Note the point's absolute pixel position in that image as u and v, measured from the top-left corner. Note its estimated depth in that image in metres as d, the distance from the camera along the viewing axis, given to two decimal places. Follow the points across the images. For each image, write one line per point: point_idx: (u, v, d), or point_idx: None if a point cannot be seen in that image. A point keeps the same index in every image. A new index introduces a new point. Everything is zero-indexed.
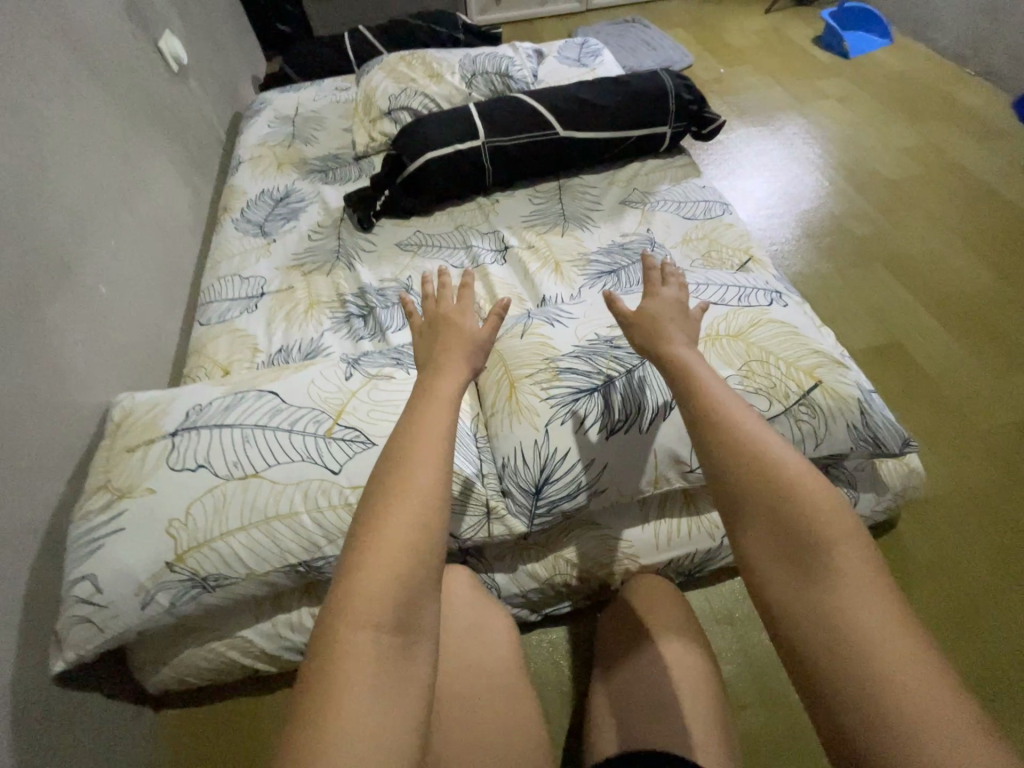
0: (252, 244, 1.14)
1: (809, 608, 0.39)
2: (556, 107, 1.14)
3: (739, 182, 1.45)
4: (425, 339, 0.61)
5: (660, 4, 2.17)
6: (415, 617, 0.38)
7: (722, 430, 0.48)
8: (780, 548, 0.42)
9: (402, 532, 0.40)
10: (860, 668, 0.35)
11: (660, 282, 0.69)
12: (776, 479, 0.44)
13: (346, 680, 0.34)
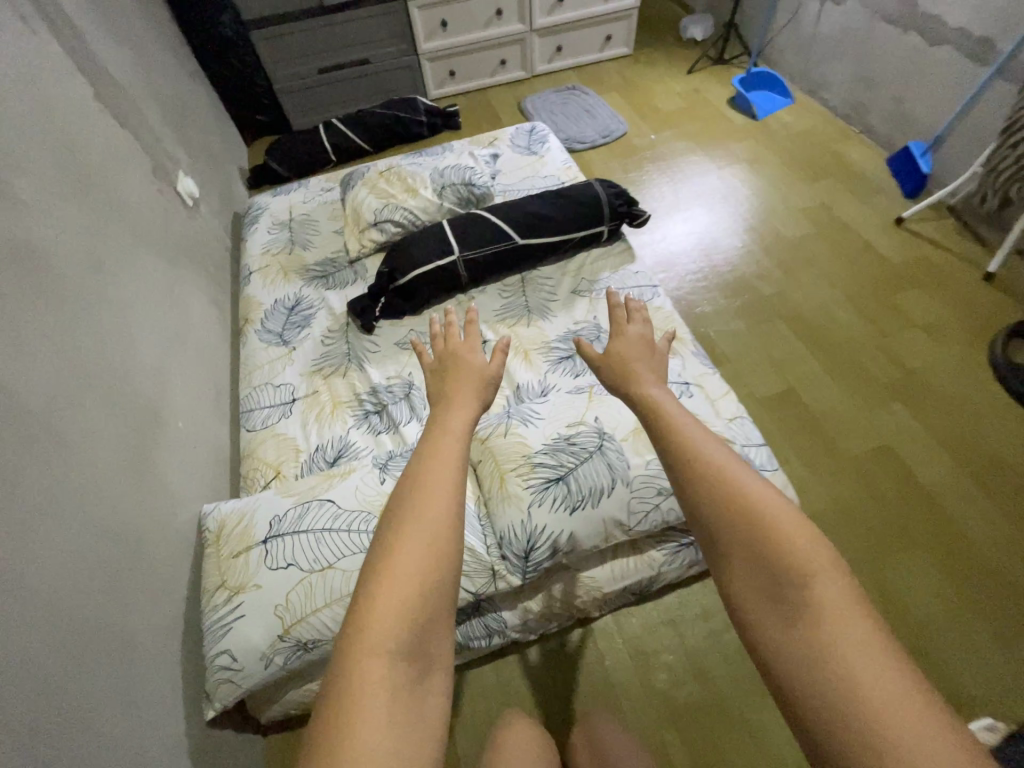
0: (277, 353, 1.39)
1: (783, 635, 0.46)
2: (514, 221, 1.41)
3: (666, 239, 1.76)
4: (437, 371, 0.86)
5: (596, 67, 2.44)
6: (425, 647, 0.51)
7: (700, 477, 0.57)
8: (756, 578, 0.49)
9: (408, 575, 0.52)
10: (821, 682, 0.42)
11: (626, 321, 0.92)
12: (756, 523, 0.52)
13: (359, 695, 0.46)
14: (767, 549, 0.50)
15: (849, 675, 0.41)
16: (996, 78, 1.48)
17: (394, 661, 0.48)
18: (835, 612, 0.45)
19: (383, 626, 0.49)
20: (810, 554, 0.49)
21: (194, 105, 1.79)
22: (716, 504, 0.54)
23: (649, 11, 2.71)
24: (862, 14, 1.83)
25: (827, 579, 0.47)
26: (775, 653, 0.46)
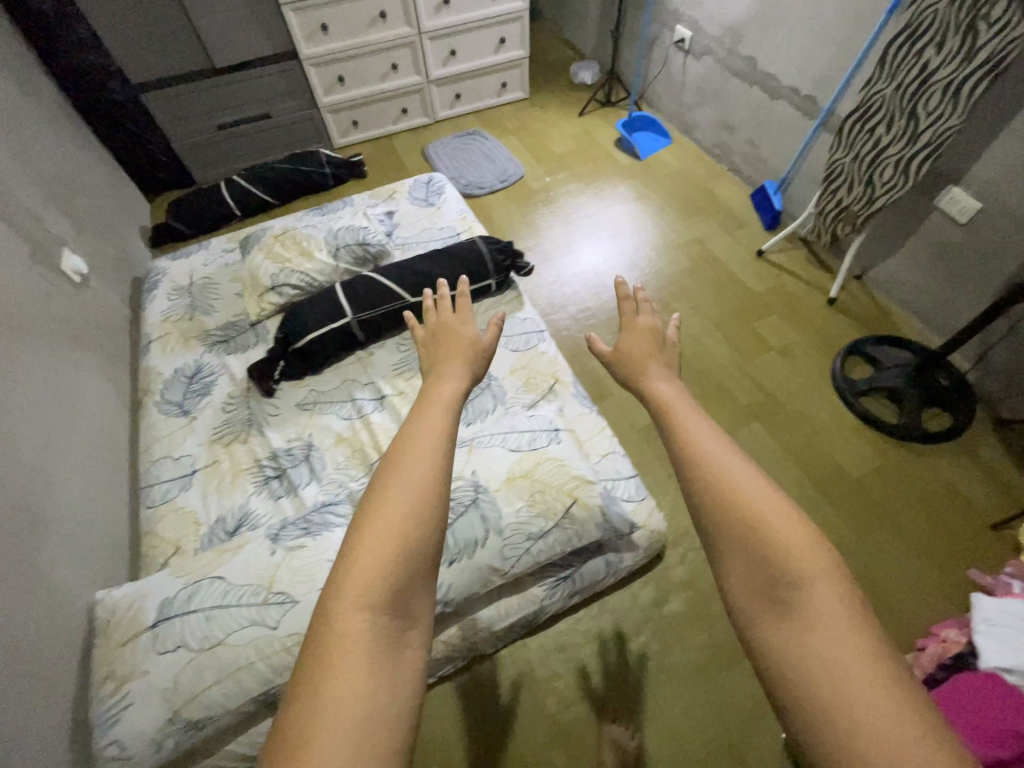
0: (176, 423, 1.40)
1: (778, 628, 0.48)
2: (404, 281, 1.49)
3: (569, 266, 1.95)
4: (435, 347, 0.91)
5: (495, 111, 2.58)
6: (406, 603, 0.55)
7: (706, 478, 0.58)
8: (757, 575, 0.51)
9: (390, 533, 0.56)
10: (808, 676, 0.44)
11: (634, 314, 0.92)
12: (760, 527, 0.53)
13: (340, 644, 0.49)
14: (768, 546, 0.52)
15: (834, 667, 0.44)
16: (821, 130, 1.71)
17: (375, 613, 0.52)
18: (832, 615, 0.47)
19: (364, 580, 0.53)
20: (807, 554, 0.51)
21: (81, 174, 1.77)
22: (717, 497, 0.57)
23: (544, 54, 2.88)
24: (717, 68, 2.04)
25: (827, 581, 0.49)
26: (768, 640, 0.48)
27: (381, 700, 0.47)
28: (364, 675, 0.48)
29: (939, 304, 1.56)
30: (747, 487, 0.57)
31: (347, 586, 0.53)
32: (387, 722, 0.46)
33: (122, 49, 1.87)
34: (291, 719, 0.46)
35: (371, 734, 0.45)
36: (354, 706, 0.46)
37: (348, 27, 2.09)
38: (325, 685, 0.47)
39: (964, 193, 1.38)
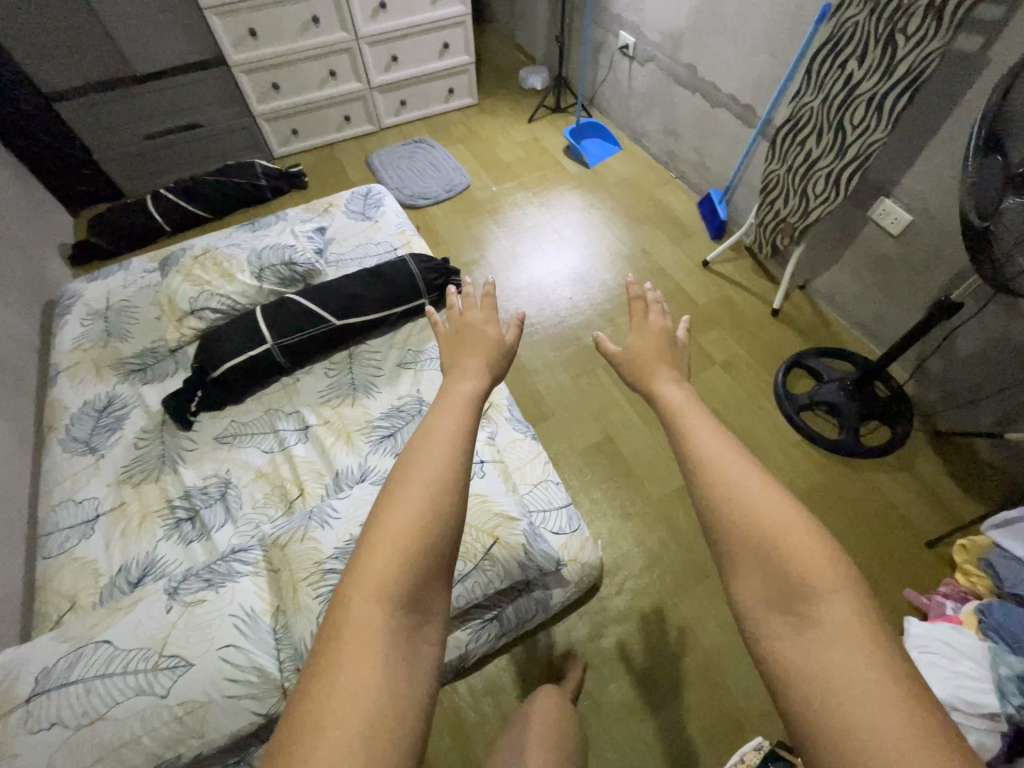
0: (82, 463, 1.30)
1: (782, 635, 0.48)
2: (330, 304, 1.42)
3: (522, 272, 1.91)
4: (453, 343, 0.96)
5: (442, 118, 2.51)
6: (423, 598, 0.58)
7: (713, 479, 0.58)
8: (765, 583, 0.51)
9: (401, 531, 0.59)
10: (806, 686, 0.44)
11: (645, 312, 0.93)
12: (767, 535, 0.53)
13: (355, 631, 0.53)
14: (776, 555, 0.51)
15: (834, 682, 0.44)
16: (760, 139, 1.69)
17: (389, 607, 0.56)
18: (841, 629, 0.46)
19: (379, 577, 0.56)
20: (817, 565, 0.50)
21: None
22: (724, 501, 0.56)
23: (494, 58, 2.82)
24: (661, 75, 2.01)
25: (837, 597, 0.48)
26: (772, 648, 0.48)
27: (390, 691, 0.50)
28: (377, 666, 0.51)
29: (877, 315, 1.56)
30: (756, 494, 0.56)
31: (363, 582, 0.56)
32: (396, 712, 0.50)
33: (30, 59, 1.73)
34: (308, 702, 0.49)
35: (378, 724, 0.48)
36: (365, 696, 0.49)
37: (278, 33, 1.99)
38: (338, 675, 0.51)
39: (895, 205, 1.37)
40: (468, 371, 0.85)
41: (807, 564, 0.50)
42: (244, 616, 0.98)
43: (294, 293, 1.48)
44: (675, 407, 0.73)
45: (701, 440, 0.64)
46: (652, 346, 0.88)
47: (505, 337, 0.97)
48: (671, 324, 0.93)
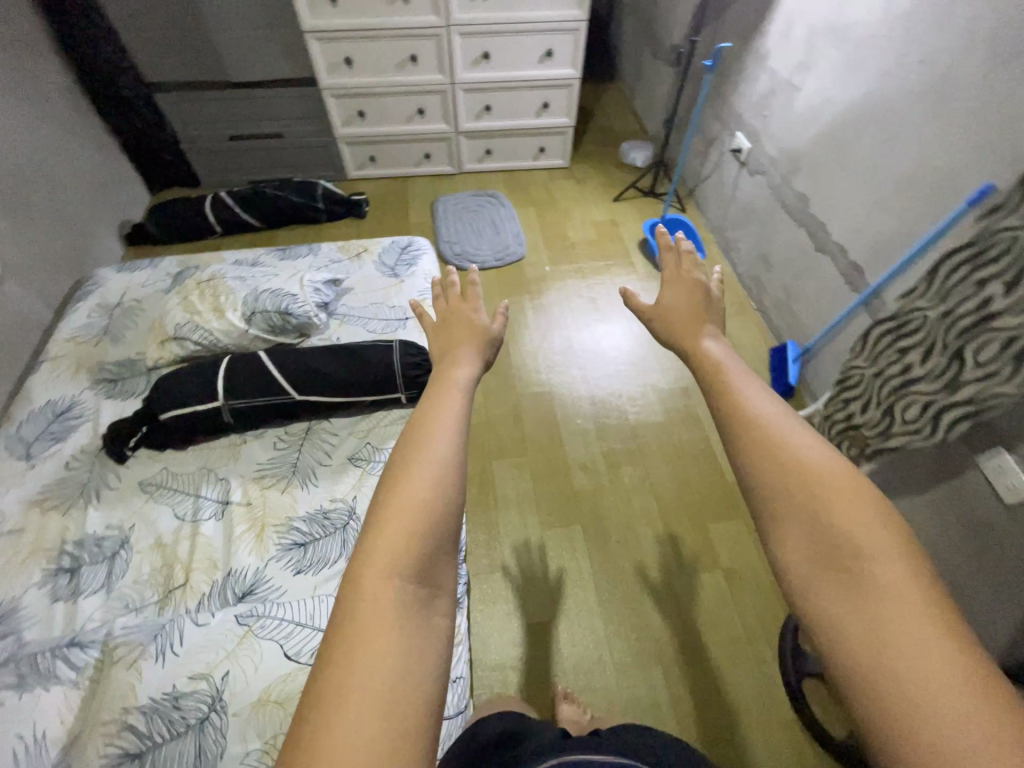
0: (11, 469, 1.27)
1: (835, 596, 0.42)
2: (294, 376, 1.30)
3: (554, 368, 1.71)
4: (443, 331, 0.86)
5: (525, 176, 2.36)
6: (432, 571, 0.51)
7: (755, 439, 0.51)
8: (810, 537, 0.45)
9: (416, 498, 0.53)
10: (864, 652, 0.39)
11: (675, 266, 0.83)
12: (813, 492, 0.46)
13: (369, 611, 0.47)
14: (827, 517, 0.45)
15: (897, 641, 0.38)
16: (862, 309, 1.33)
17: (397, 588, 0.49)
18: (904, 600, 0.40)
19: (383, 552, 0.50)
20: (876, 527, 0.44)
21: (53, 167, 1.71)
22: (769, 465, 0.49)
23: (605, 121, 2.62)
24: (767, 193, 1.71)
25: (889, 556, 0.42)
26: (831, 628, 0.41)
27: (410, 675, 0.45)
28: (386, 647, 0.45)
29: (952, 583, 1.16)
30: (803, 451, 0.50)
31: (366, 558, 0.49)
32: (413, 696, 0.44)
33: (140, 51, 1.80)
34: (313, 698, 0.43)
35: (401, 705, 0.43)
36: (374, 683, 0.43)
37: (373, 65, 1.94)
38: (346, 670, 0.44)
39: (1016, 467, 0.99)
40: (465, 353, 0.77)
41: (865, 527, 0.44)
42: (29, 742, 0.86)
43: (271, 351, 1.38)
44: (711, 360, 0.65)
45: (739, 402, 0.56)
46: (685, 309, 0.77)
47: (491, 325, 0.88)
48: (704, 274, 0.81)
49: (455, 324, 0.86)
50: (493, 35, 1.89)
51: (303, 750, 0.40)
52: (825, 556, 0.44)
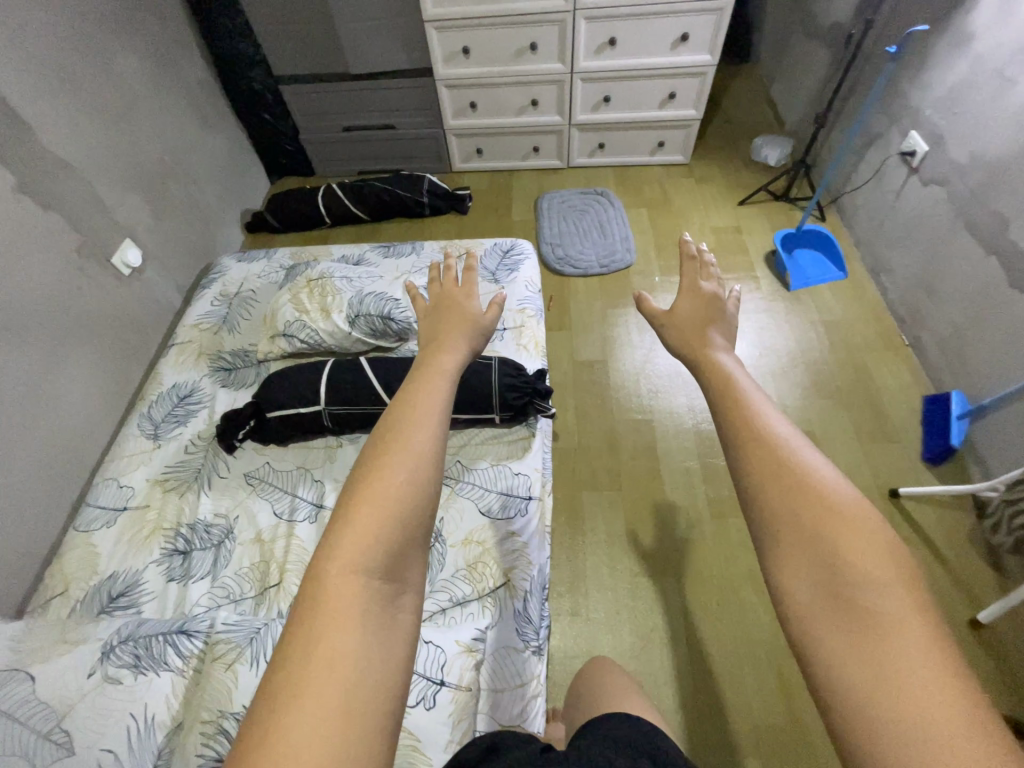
0: (142, 446, 1.39)
1: (835, 630, 0.41)
2: (392, 386, 1.28)
3: (658, 389, 1.58)
4: (431, 316, 0.98)
5: (639, 173, 2.19)
6: (400, 566, 0.53)
7: (763, 462, 0.50)
8: (812, 563, 0.44)
9: (393, 488, 0.55)
10: (864, 688, 0.38)
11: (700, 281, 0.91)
12: (822, 519, 0.45)
13: (333, 606, 0.48)
14: (829, 540, 0.44)
15: (900, 677, 0.38)
16: None
17: (363, 579, 0.50)
18: (900, 631, 0.39)
19: (357, 542, 0.51)
20: (875, 550, 0.43)
21: (189, 159, 1.82)
22: (766, 479, 0.49)
23: (734, 112, 2.35)
24: (943, 209, 1.42)
25: (895, 590, 0.41)
26: (819, 648, 0.41)
27: (374, 667, 0.46)
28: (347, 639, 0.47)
29: None
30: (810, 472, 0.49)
31: (335, 551, 0.51)
32: (374, 689, 0.45)
33: (271, 46, 1.85)
34: (277, 679, 0.45)
35: (361, 703, 0.44)
36: (343, 670, 0.45)
37: (491, 55, 1.86)
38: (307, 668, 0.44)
39: None
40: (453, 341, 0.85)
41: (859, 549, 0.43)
42: (140, 723, 0.91)
43: (372, 357, 1.38)
44: (721, 376, 0.63)
45: (743, 415, 0.55)
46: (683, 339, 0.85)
47: (483, 314, 0.98)
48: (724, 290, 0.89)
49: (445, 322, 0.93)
50: (623, 18, 1.72)
51: (255, 735, 0.42)
52: (826, 584, 0.43)
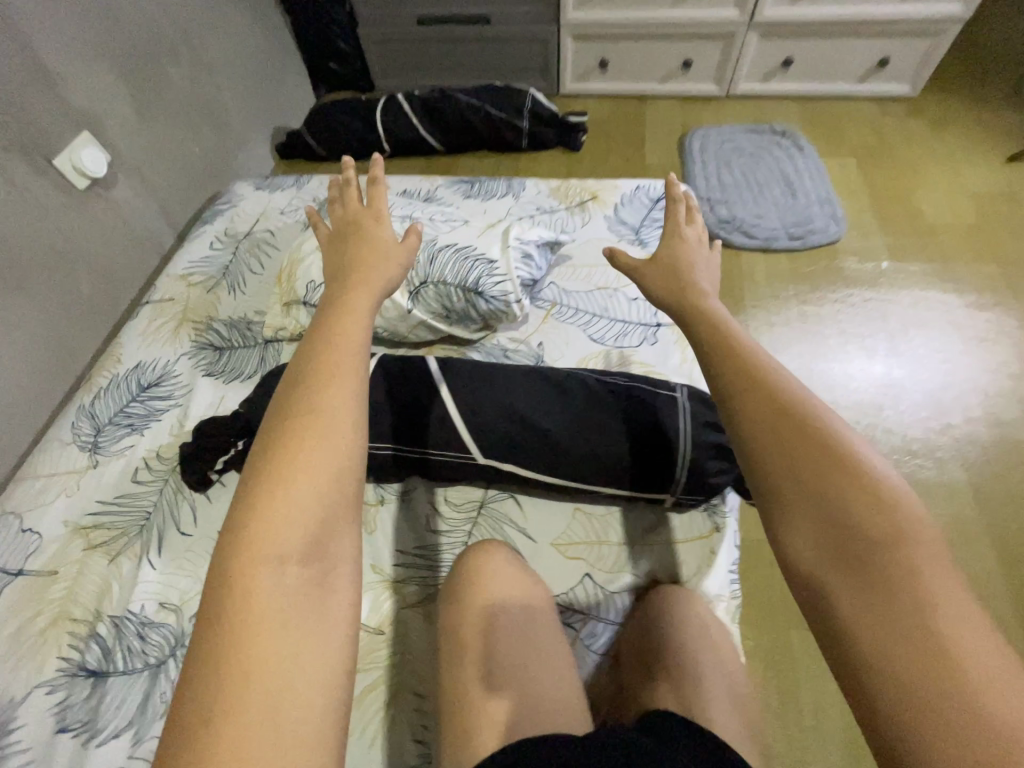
0: (69, 463, 0.87)
1: (846, 590, 0.40)
2: (484, 428, 0.69)
3: (904, 445, 0.95)
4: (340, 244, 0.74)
5: (834, 110, 1.50)
6: (320, 543, 0.46)
7: (760, 422, 0.48)
8: (816, 526, 0.43)
9: (307, 464, 0.49)
10: (869, 640, 0.38)
11: (684, 220, 0.75)
12: (822, 481, 0.43)
13: (249, 607, 0.42)
14: (829, 501, 0.43)
15: (917, 632, 0.37)
16: None
17: (283, 566, 0.44)
18: (913, 582, 0.39)
19: (274, 532, 0.45)
20: (880, 500, 0.42)
21: (204, 36, 1.26)
22: (766, 439, 0.47)
23: (979, 30, 1.61)
24: None
25: (904, 546, 0.40)
26: (836, 608, 0.40)
27: (310, 656, 0.42)
28: (278, 633, 0.42)
29: None
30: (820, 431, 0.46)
31: (256, 533, 0.45)
32: (315, 674, 0.41)
33: None
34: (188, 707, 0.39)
35: (295, 688, 0.40)
36: (262, 675, 0.39)
37: None
38: (232, 672, 0.39)
39: None
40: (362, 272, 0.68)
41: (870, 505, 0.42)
42: None
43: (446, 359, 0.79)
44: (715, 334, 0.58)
45: (735, 372, 0.52)
46: (671, 295, 0.67)
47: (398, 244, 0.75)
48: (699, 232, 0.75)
49: (357, 263, 0.71)
50: None
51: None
52: (833, 541, 0.42)
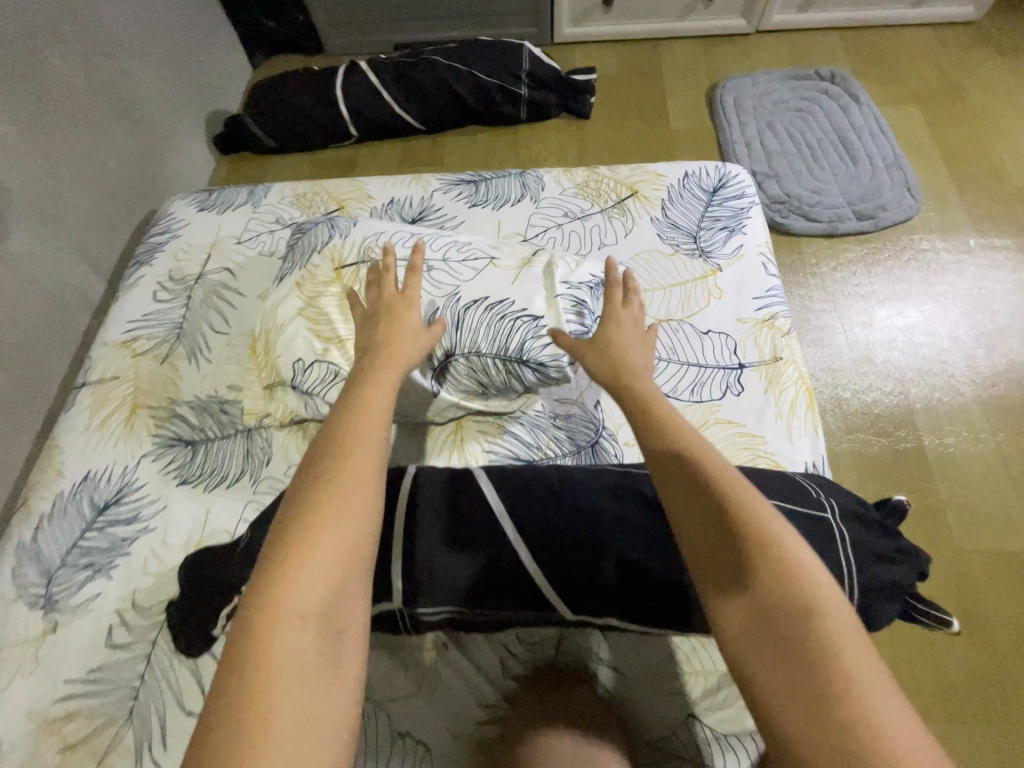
0: (22, 627, 0.67)
1: (769, 669, 0.35)
2: (571, 577, 0.53)
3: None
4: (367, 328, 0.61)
5: (886, 44, 1.26)
6: (343, 597, 0.37)
7: (683, 480, 0.43)
8: (739, 595, 0.38)
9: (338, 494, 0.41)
10: (792, 730, 0.33)
11: (625, 298, 0.63)
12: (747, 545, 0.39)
13: (263, 671, 0.34)
14: (752, 566, 0.38)
15: (838, 717, 0.32)
16: None
17: (304, 624, 0.35)
18: (836, 662, 0.34)
19: (292, 579, 0.37)
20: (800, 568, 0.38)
21: (95, 4, 0.95)
22: (687, 501, 0.42)
23: None
24: None
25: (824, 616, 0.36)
26: (760, 689, 0.35)
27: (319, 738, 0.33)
28: (291, 703, 0.33)
29: None
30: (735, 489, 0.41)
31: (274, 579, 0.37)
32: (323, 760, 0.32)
33: None
34: None
35: None
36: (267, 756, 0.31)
37: None
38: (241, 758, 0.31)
39: None
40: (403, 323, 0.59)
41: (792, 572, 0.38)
42: None
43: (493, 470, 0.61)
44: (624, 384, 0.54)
45: (647, 426, 0.48)
46: (607, 370, 0.57)
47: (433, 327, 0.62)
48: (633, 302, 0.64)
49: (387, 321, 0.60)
50: None
51: None
52: (755, 612, 0.37)
